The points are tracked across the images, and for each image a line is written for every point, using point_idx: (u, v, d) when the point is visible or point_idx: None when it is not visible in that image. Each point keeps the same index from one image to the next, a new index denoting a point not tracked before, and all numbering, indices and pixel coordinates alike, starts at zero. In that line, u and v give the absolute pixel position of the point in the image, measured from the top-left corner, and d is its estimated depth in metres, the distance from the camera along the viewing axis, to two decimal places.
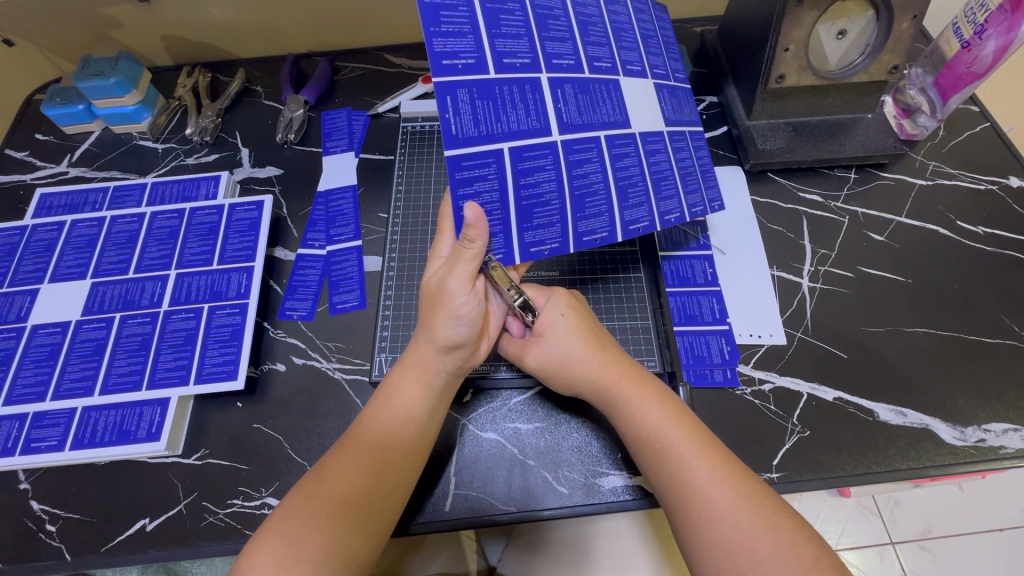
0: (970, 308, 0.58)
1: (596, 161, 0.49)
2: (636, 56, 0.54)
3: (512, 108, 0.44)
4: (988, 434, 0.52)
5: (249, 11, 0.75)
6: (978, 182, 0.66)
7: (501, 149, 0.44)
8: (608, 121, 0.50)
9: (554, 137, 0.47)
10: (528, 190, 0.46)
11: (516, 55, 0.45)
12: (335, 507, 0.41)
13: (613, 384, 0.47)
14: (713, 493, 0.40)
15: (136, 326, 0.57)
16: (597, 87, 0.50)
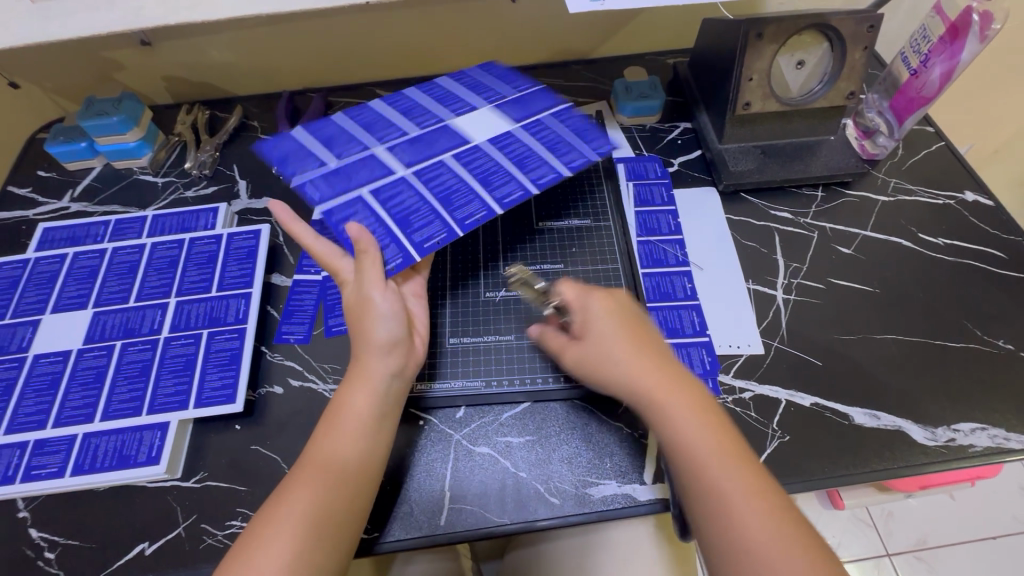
0: (935, 315, 0.61)
1: (448, 169, 0.57)
2: (521, 111, 0.62)
3: (356, 172, 0.56)
4: (958, 433, 0.54)
5: (246, 51, 0.80)
6: (937, 198, 0.71)
7: (358, 195, 0.54)
8: (486, 159, 0.58)
9: (431, 176, 0.57)
10: (395, 203, 0.54)
11: (349, 148, 0.58)
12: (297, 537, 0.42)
13: (654, 387, 0.46)
14: (743, 509, 0.40)
15: (137, 353, 0.58)
16: (474, 140, 0.59)
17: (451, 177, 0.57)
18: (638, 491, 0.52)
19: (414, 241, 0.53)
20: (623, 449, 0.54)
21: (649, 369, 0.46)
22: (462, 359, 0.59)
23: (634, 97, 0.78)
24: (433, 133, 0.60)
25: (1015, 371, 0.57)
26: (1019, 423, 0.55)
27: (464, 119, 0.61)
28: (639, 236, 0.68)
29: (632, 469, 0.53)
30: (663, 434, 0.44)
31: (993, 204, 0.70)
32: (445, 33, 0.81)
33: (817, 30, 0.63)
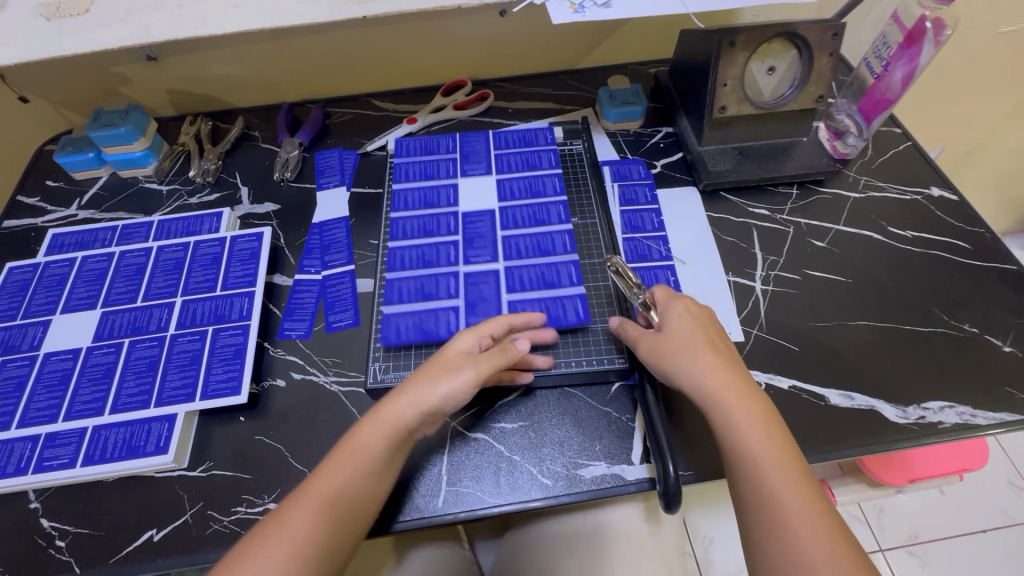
0: (904, 302, 0.65)
1: (486, 219, 0.69)
2: (482, 163, 0.75)
3: (438, 291, 0.63)
4: (927, 411, 0.57)
5: (248, 65, 0.84)
6: (904, 193, 0.75)
7: (459, 305, 0.63)
8: (514, 221, 0.69)
9: (509, 256, 0.67)
10: (492, 299, 0.63)
11: (403, 280, 0.65)
12: (287, 561, 0.42)
13: (718, 392, 0.49)
14: (790, 511, 0.42)
15: (145, 349, 0.61)
16: (489, 211, 0.70)
17: (516, 241, 0.68)
18: (626, 470, 0.55)
19: (553, 313, 0.61)
20: (611, 432, 0.57)
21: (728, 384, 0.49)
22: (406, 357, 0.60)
23: (618, 103, 0.82)
24: (472, 223, 0.69)
25: (979, 352, 0.61)
26: (984, 401, 0.58)
27: (464, 196, 0.72)
28: (625, 233, 0.71)
29: (620, 450, 0.56)
30: (734, 441, 0.47)
31: (958, 198, 0.74)
32: (438, 45, 0.85)
33: (786, 38, 0.67)
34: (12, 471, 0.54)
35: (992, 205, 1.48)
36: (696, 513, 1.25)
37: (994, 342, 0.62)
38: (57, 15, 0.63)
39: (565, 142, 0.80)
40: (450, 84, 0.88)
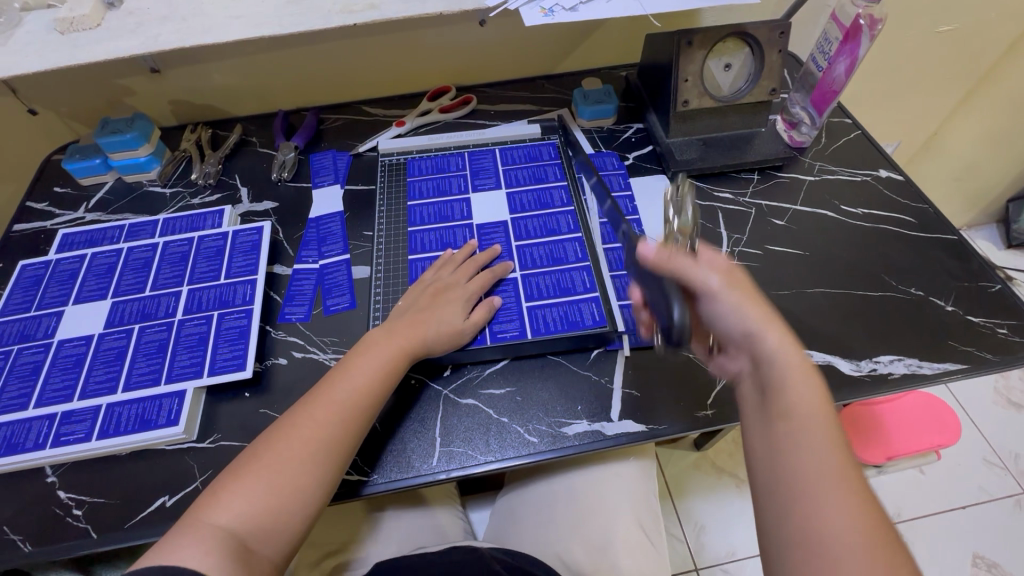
0: (856, 271, 0.71)
1: (501, 232, 0.73)
2: (491, 179, 0.80)
3: None
4: (878, 364, 0.63)
5: (246, 75, 0.89)
6: (855, 175, 0.82)
7: None
8: (527, 233, 0.73)
9: (524, 265, 0.70)
10: (513, 306, 0.66)
11: None
12: (304, 457, 0.52)
13: (785, 373, 0.47)
14: (829, 499, 0.41)
15: (154, 333, 0.65)
16: (503, 223, 0.74)
17: (531, 250, 0.71)
18: (606, 427, 0.60)
19: (570, 317, 0.65)
20: (592, 393, 0.62)
21: (792, 361, 0.48)
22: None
23: (591, 102, 0.88)
24: (488, 235, 0.73)
25: (924, 312, 0.67)
26: (929, 354, 0.64)
27: (476, 209, 0.76)
28: (601, 218, 0.76)
29: (600, 410, 0.61)
30: (792, 423, 0.45)
31: (903, 178, 0.81)
32: (424, 54, 0.92)
33: (737, 37, 0.74)
34: (31, 446, 0.57)
35: (950, 196, 1.57)
36: (686, 500, 1.29)
37: (937, 302, 0.68)
38: (71, 30, 0.68)
39: (543, 137, 0.86)
40: (435, 90, 0.95)
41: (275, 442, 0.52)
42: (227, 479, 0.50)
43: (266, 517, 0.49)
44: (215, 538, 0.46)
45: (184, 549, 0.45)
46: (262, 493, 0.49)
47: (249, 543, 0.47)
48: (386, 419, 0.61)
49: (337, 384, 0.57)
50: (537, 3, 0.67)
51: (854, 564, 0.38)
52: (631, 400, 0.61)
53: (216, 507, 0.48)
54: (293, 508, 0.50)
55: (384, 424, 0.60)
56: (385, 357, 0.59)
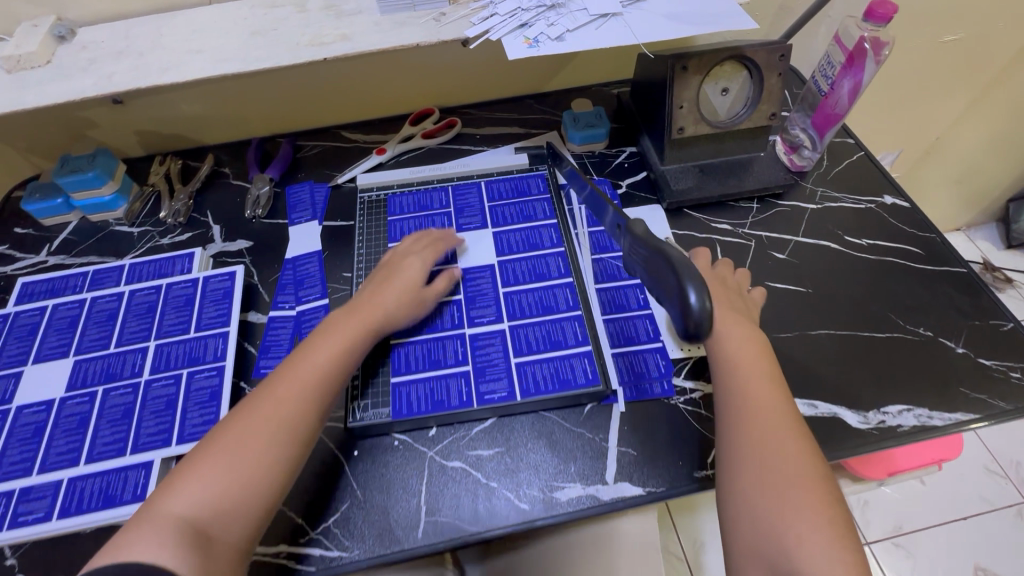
0: (861, 309, 0.68)
1: (488, 277, 0.69)
2: (477, 216, 0.75)
3: (444, 354, 0.63)
4: (887, 415, 0.60)
5: (215, 103, 0.84)
6: (859, 203, 0.78)
7: (465, 369, 0.62)
8: (516, 278, 0.69)
9: (512, 314, 0.66)
10: (501, 362, 0.62)
11: (409, 347, 0.64)
12: (269, 433, 0.50)
13: (746, 369, 0.55)
14: (785, 468, 0.49)
15: (119, 397, 0.61)
16: (491, 266, 0.70)
17: (518, 297, 0.67)
18: (602, 490, 0.56)
19: (563, 374, 0.61)
20: (587, 453, 0.58)
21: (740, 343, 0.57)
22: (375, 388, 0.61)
23: (581, 126, 0.84)
24: (474, 283, 0.69)
25: (934, 354, 0.64)
26: (940, 401, 0.60)
27: (463, 250, 0.72)
28: (594, 255, 0.72)
29: (595, 471, 0.57)
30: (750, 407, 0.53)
31: (909, 205, 0.77)
32: (405, 77, 0.87)
33: (735, 61, 0.70)
34: None
35: (950, 199, 1.54)
36: (685, 518, 1.27)
37: (948, 343, 0.64)
38: (18, 68, 0.63)
39: (531, 168, 0.81)
40: (417, 113, 0.90)
41: (232, 426, 0.50)
42: (185, 468, 0.48)
43: (228, 502, 0.47)
44: (173, 527, 0.44)
45: (139, 545, 0.42)
46: (222, 479, 0.47)
47: (212, 530, 0.45)
48: (367, 485, 0.57)
49: (298, 360, 0.55)
50: (521, 32, 0.62)
51: (801, 502, 0.47)
52: (629, 460, 0.58)
53: (174, 494, 0.46)
54: (257, 490, 0.48)
55: (365, 492, 0.57)
56: (345, 331, 0.58)
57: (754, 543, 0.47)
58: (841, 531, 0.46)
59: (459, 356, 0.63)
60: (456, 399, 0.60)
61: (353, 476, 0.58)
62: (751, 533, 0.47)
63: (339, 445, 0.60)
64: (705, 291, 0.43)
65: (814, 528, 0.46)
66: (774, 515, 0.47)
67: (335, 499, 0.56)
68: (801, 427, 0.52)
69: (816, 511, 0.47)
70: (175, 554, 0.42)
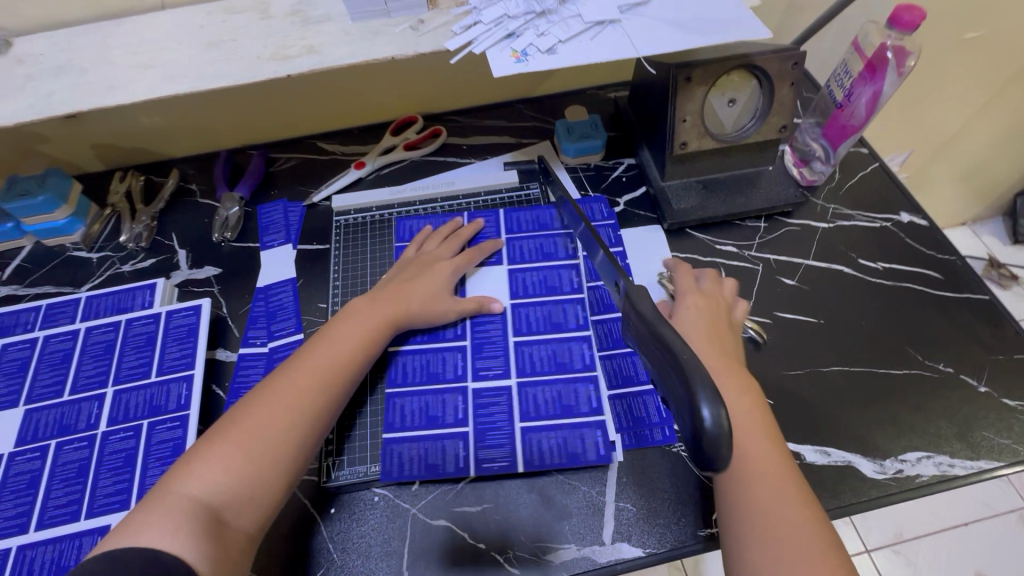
0: (876, 342, 0.63)
1: (497, 323, 0.64)
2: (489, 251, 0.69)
3: (445, 412, 0.58)
4: (905, 464, 0.55)
5: (178, 114, 0.77)
6: (874, 221, 0.73)
7: (466, 431, 0.57)
8: (525, 327, 0.63)
9: (522, 370, 0.60)
10: (504, 426, 0.57)
11: (408, 400, 0.59)
12: (292, 418, 0.50)
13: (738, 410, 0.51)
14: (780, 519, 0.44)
15: (73, 452, 0.56)
16: (500, 313, 0.64)
17: (528, 349, 0.62)
18: (599, 552, 0.52)
19: (571, 447, 0.56)
20: (583, 509, 0.54)
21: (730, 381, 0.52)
22: (360, 444, 0.58)
23: (576, 138, 0.78)
24: (483, 330, 0.63)
25: (954, 393, 0.59)
26: (961, 447, 0.56)
27: (470, 285, 0.67)
28: (588, 283, 0.67)
29: (591, 530, 0.53)
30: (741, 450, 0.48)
31: (927, 223, 0.72)
32: (384, 83, 0.80)
33: (744, 70, 0.64)
34: None
35: (962, 197, 1.47)
36: None
37: (969, 381, 0.60)
38: None
39: (521, 185, 0.77)
40: (400, 121, 0.84)
41: (253, 409, 0.50)
42: (199, 448, 0.47)
43: (242, 485, 0.46)
44: (187, 509, 0.43)
45: (151, 528, 0.42)
46: (238, 462, 0.46)
47: (225, 515, 0.45)
48: (344, 548, 0.53)
49: (320, 348, 0.55)
50: (508, 43, 0.56)
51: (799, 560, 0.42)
52: (627, 517, 0.54)
53: (188, 473, 0.46)
54: (271, 478, 0.47)
55: (342, 555, 0.53)
56: (366, 322, 0.59)
57: None
58: None
59: (459, 416, 0.58)
60: (451, 465, 0.56)
61: (326, 539, 0.53)
62: None
63: (313, 500, 0.55)
64: (723, 412, 0.34)
65: None
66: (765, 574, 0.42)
67: (309, 563, 0.52)
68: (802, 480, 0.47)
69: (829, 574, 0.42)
70: (188, 540, 0.41)
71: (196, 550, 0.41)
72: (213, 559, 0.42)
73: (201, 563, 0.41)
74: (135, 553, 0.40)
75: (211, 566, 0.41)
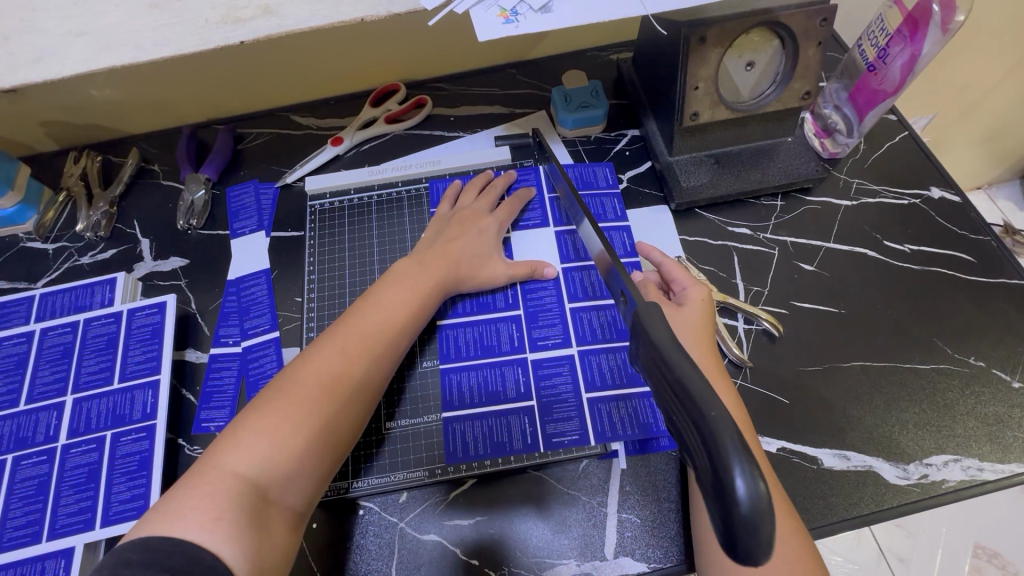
0: (902, 334, 0.58)
1: (551, 289, 0.61)
2: (526, 213, 0.66)
3: (507, 384, 0.56)
4: (930, 468, 0.51)
5: (133, 87, 0.70)
6: (901, 197, 0.66)
7: (530, 404, 0.55)
8: (583, 291, 0.61)
9: (582, 338, 0.58)
10: (570, 398, 0.55)
11: (465, 376, 0.57)
12: (341, 389, 0.46)
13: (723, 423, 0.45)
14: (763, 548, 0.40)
15: (32, 467, 0.52)
16: (554, 277, 0.62)
17: (587, 316, 0.59)
18: (600, 568, 0.49)
19: (642, 419, 0.54)
20: (581, 522, 0.51)
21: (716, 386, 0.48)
22: (403, 446, 0.54)
23: (575, 107, 0.71)
24: (536, 297, 0.61)
25: (986, 390, 0.55)
26: (991, 450, 0.52)
27: (519, 252, 0.64)
28: (586, 266, 0.62)
29: (590, 545, 0.50)
30: None
31: (960, 199, 0.66)
32: (361, 48, 0.72)
33: (766, 29, 0.55)
34: None
35: (992, 164, 1.37)
36: None
37: (1002, 377, 0.55)
38: None
39: (514, 162, 0.70)
40: (381, 90, 0.76)
41: (298, 379, 0.45)
42: (244, 421, 0.43)
43: (290, 463, 0.42)
44: (232, 491, 0.39)
45: (191, 513, 0.37)
46: (287, 439, 0.42)
47: (271, 494, 0.41)
48: (330, 566, 0.49)
49: (370, 315, 0.51)
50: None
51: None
52: (631, 529, 0.50)
53: (230, 449, 0.41)
54: (322, 454, 0.44)
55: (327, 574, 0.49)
56: (414, 288, 0.54)
57: None
58: None
59: (522, 390, 0.56)
60: (519, 441, 0.53)
61: (313, 554, 0.50)
62: None
63: (333, 511, 0.51)
64: (762, 490, 0.26)
65: None
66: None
67: None
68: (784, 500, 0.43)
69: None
70: (233, 528, 0.37)
71: (241, 538, 0.38)
72: (257, 546, 0.38)
73: (244, 554, 0.37)
74: (176, 543, 0.35)
75: (256, 555, 0.38)
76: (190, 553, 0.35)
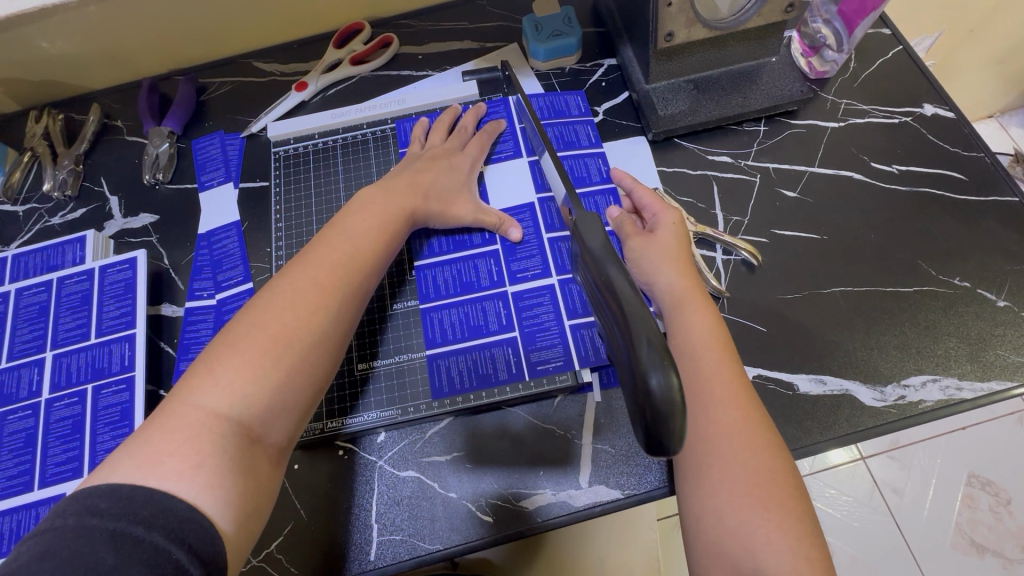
0: (885, 259, 0.56)
1: (529, 220, 0.60)
2: (504, 145, 0.64)
3: (488, 319, 0.56)
4: (908, 390, 0.51)
5: (85, 39, 0.66)
6: (892, 116, 0.63)
7: (513, 336, 0.55)
8: (558, 219, 0.59)
9: (561, 266, 0.57)
10: (553, 327, 0.55)
11: (444, 312, 0.57)
12: (311, 322, 0.43)
13: (702, 348, 0.45)
14: (730, 463, 0.41)
15: (19, 421, 0.53)
16: (531, 207, 0.60)
17: (565, 243, 0.58)
18: (575, 496, 0.50)
19: None
20: (556, 454, 0.52)
21: (695, 304, 0.48)
22: (387, 391, 0.54)
23: (546, 37, 0.67)
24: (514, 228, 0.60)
25: (969, 310, 0.53)
26: (972, 369, 0.51)
27: (494, 188, 0.62)
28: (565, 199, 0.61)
29: (565, 474, 0.51)
30: (698, 386, 0.44)
31: (953, 115, 0.63)
32: None
33: None
34: None
35: (1008, 89, 1.29)
36: None
37: (987, 297, 0.54)
38: None
39: (483, 97, 0.67)
40: (344, 30, 0.72)
41: (267, 313, 0.42)
42: (216, 355, 0.40)
43: (269, 401, 0.40)
44: (213, 432, 0.37)
45: (169, 459, 0.35)
46: (266, 375, 0.40)
47: (254, 431, 0.39)
48: (312, 503, 0.51)
49: (339, 245, 0.47)
50: None
51: (742, 505, 0.39)
52: (606, 459, 0.51)
53: (204, 386, 0.39)
54: (302, 390, 0.42)
55: (311, 510, 0.51)
56: (384, 215, 0.51)
57: (702, 549, 0.40)
58: (801, 534, 0.38)
59: (503, 322, 0.56)
60: (505, 372, 0.54)
61: (294, 494, 0.51)
62: (703, 541, 0.40)
63: (321, 449, 0.53)
64: (674, 381, 0.31)
65: (767, 537, 0.38)
66: (721, 523, 0.39)
67: (280, 520, 0.51)
68: (765, 417, 0.43)
69: (781, 514, 0.39)
70: (216, 472, 0.36)
71: (225, 482, 0.36)
72: (243, 487, 0.37)
73: (229, 501, 0.36)
74: (149, 492, 0.33)
75: (242, 497, 0.37)
76: (166, 504, 0.33)
